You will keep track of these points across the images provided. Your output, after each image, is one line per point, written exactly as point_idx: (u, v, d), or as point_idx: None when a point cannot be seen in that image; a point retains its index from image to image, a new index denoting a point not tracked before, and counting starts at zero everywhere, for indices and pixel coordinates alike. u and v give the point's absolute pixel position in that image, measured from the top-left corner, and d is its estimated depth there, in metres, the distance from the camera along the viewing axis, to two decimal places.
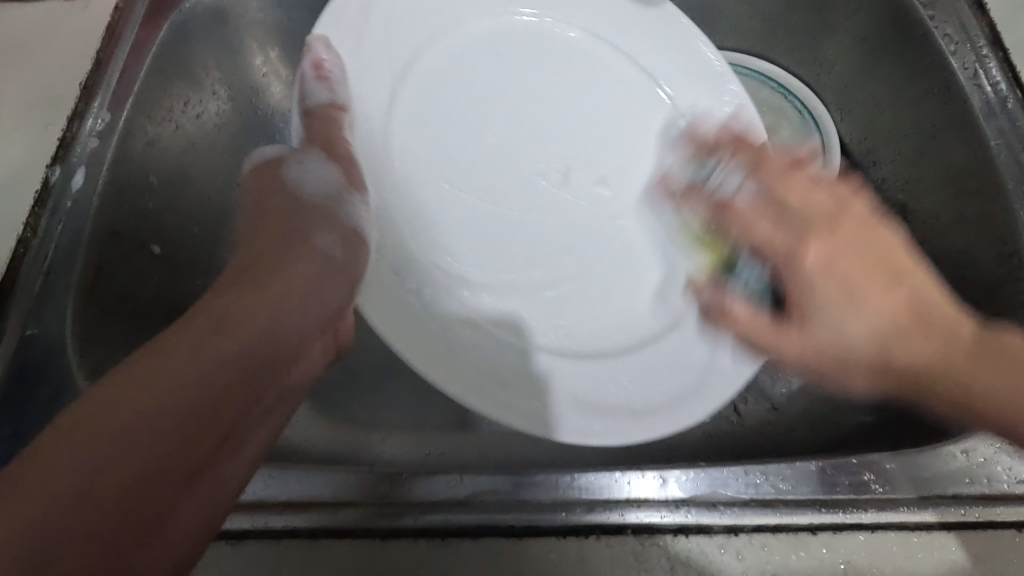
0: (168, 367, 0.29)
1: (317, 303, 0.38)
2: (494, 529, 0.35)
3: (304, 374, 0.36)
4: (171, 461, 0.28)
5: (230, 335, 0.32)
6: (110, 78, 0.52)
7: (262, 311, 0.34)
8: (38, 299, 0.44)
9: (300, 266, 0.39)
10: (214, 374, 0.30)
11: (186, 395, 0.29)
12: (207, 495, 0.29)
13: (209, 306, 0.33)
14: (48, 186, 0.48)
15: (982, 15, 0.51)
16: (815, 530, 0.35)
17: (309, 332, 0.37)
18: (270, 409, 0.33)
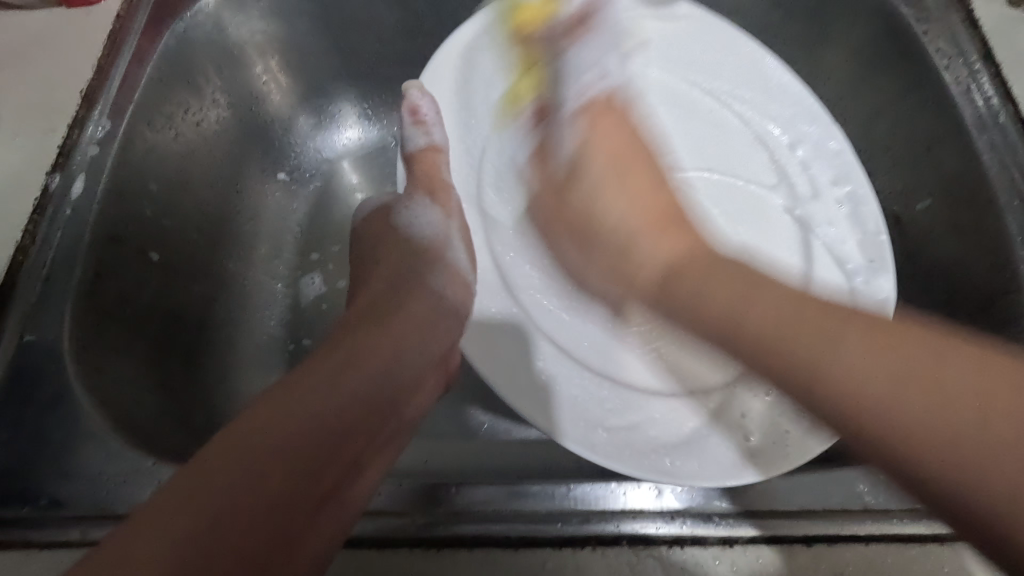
0: (291, 415, 0.33)
1: (414, 347, 0.43)
2: (490, 539, 0.35)
3: (419, 407, 0.42)
4: (291, 515, 0.30)
5: (335, 389, 0.36)
6: (110, 86, 0.52)
7: (353, 372, 0.37)
8: (37, 307, 0.44)
9: (413, 333, 0.44)
10: (315, 424, 0.33)
11: (317, 416, 0.33)
12: (332, 527, 0.32)
13: (355, 354, 0.39)
14: (47, 193, 0.48)
15: (974, 31, 0.52)
16: (811, 542, 0.35)
17: (421, 372, 0.43)
18: (383, 449, 0.37)
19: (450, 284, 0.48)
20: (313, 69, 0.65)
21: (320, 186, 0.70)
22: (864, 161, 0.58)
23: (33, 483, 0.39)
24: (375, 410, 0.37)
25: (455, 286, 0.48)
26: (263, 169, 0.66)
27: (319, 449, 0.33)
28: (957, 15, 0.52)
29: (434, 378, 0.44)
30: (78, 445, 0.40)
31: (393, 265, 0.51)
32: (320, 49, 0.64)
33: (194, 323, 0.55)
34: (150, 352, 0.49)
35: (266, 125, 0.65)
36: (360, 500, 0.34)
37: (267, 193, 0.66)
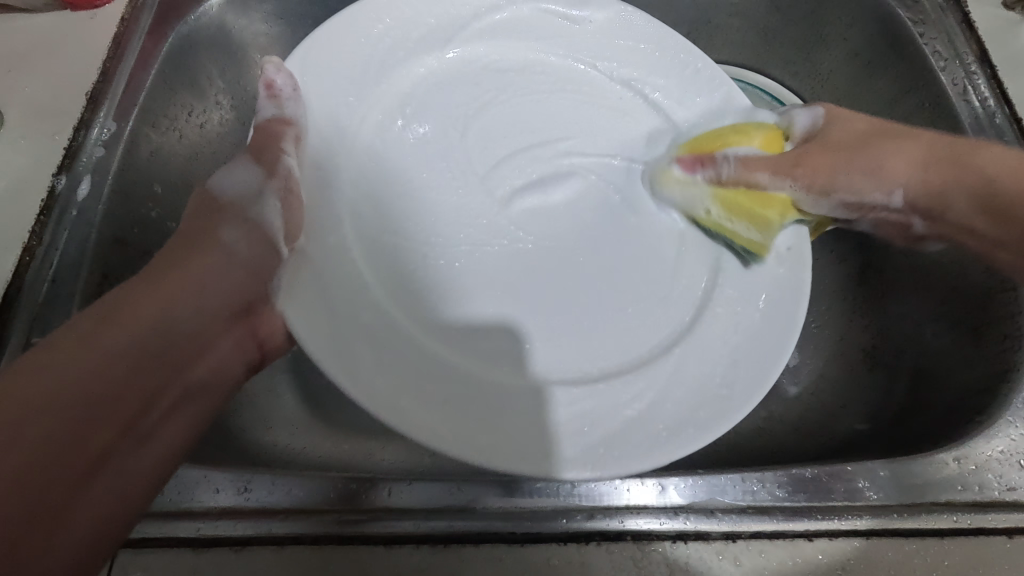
0: (56, 385, 0.31)
1: (212, 301, 0.39)
2: (494, 535, 0.36)
3: (213, 366, 0.39)
4: (57, 481, 0.30)
5: (109, 358, 0.33)
6: (116, 88, 0.53)
7: (126, 321, 0.35)
8: (44, 308, 0.44)
9: (211, 274, 0.40)
10: (86, 391, 0.32)
11: (43, 392, 0.31)
12: (125, 483, 0.33)
13: (102, 326, 0.34)
14: (53, 195, 0.48)
15: (970, 33, 0.53)
16: (812, 537, 0.35)
17: (209, 325, 0.39)
18: (172, 411, 0.35)
19: (244, 236, 0.42)
20: None
21: None
22: None
23: None
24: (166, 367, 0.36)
25: (250, 242, 0.42)
26: None
27: (98, 418, 0.32)
28: (953, 17, 0.53)
29: (240, 327, 0.41)
30: None
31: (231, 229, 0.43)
32: None
33: None
34: None
35: None
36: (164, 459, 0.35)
37: None
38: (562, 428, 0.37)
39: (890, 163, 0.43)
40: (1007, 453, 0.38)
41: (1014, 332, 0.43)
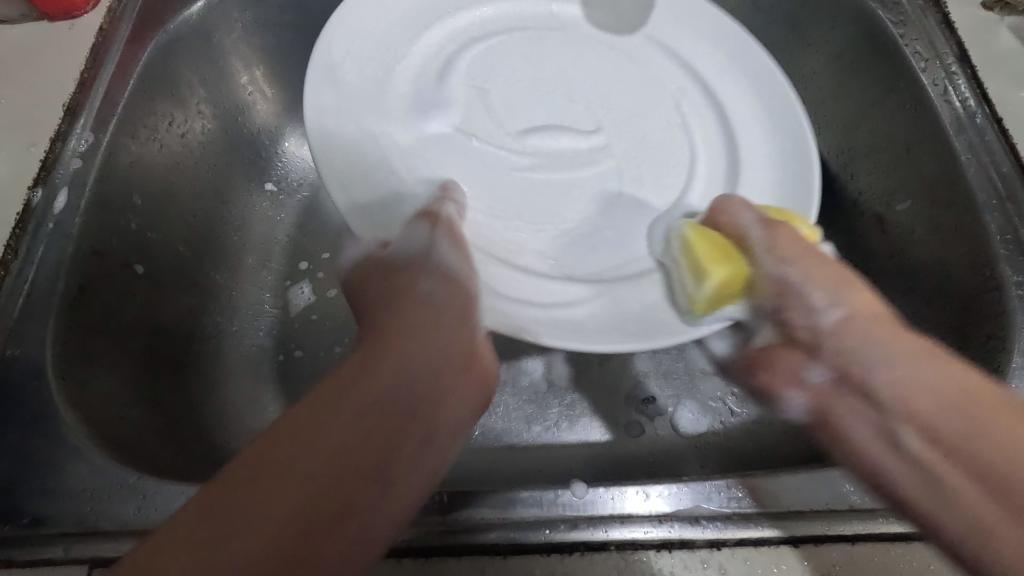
0: (344, 417, 0.29)
1: (416, 368, 0.33)
2: (477, 547, 0.35)
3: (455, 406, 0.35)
4: (337, 502, 0.27)
5: (344, 410, 0.29)
6: (93, 99, 0.52)
7: (321, 431, 0.28)
8: (20, 323, 0.43)
9: (411, 311, 0.36)
10: (320, 458, 0.27)
11: (356, 419, 0.29)
12: (393, 507, 0.29)
13: (375, 347, 0.33)
14: (30, 207, 0.48)
15: (949, 34, 0.53)
16: (797, 543, 0.35)
17: (446, 374, 0.35)
18: (395, 480, 0.30)
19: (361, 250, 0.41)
20: (296, 77, 0.67)
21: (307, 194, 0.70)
22: (846, 162, 0.59)
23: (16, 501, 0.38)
24: (405, 418, 0.31)
25: (447, 288, 0.38)
26: (251, 180, 0.67)
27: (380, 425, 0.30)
28: (933, 19, 0.53)
29: (464, 385, 0.36)
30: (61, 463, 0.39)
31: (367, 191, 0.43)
32: (304, 57, 0.65)
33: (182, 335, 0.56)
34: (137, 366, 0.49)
35: (252, 137, 0.66)
36: (406, 500, 0.30)
37: (255, 204, 0.67)
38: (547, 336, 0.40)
39: (849, 295, 0.38)
40: None
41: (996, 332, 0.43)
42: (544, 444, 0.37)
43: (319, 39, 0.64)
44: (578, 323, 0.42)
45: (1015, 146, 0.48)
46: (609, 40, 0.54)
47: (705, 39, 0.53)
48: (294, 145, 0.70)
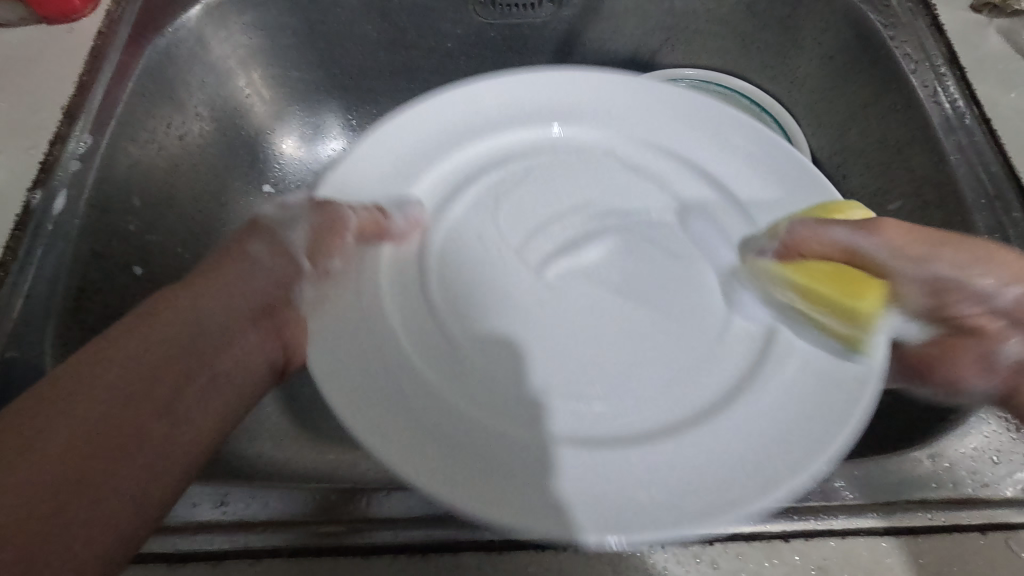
0: (135, 363, 0.32)
1: (245, 296, 0.39)
2: (473, 543, 0.36)
3: (243, 365, 0.36)
4: (81, 449, 0.29)
5: (153, 338, 0.34)
6: (92, 102, 0.52)
7: (123, 344, 0.33)
8: (19, 324, 0.44)
9: (240, 275, 0.39)
10: (107, 394, 0.31)
11: (136, 360, 0.32)
12: (158, 459, 0.31)
13: (170, 305, 0.36)
14: (29, 210, 0.48)
15: (939, 36, 0.54)
16: (789, 538, 0.35)
17: (229, 323, 0.37)
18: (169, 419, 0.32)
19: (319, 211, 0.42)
20: (294, 81, 0.67)
21: (305, 196, 0.71)
22: (838, 161, 0.60)
23: None
24: (191, 356, 0.34)
25: (322, 295, 0.40)
26: (248, 182, 0.67)
27: (159, 368, 0.33)
28: (923, 21, 0.54)
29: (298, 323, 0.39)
30: None
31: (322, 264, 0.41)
32: (302, 60, 0.65)
33: None
34: None
35: (250, 139, 0.67)
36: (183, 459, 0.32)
37: (253, 205, 0.67)
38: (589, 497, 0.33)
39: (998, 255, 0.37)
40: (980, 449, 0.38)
41: None
42: (542, 488, 0.33)
43: (315, 42, 0.64)
44: (615, 399, 0.37)
45: (1004, 148, 0.49)
46: (647, 92, 0.49)
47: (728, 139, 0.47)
48: (292, 146, 0.70)
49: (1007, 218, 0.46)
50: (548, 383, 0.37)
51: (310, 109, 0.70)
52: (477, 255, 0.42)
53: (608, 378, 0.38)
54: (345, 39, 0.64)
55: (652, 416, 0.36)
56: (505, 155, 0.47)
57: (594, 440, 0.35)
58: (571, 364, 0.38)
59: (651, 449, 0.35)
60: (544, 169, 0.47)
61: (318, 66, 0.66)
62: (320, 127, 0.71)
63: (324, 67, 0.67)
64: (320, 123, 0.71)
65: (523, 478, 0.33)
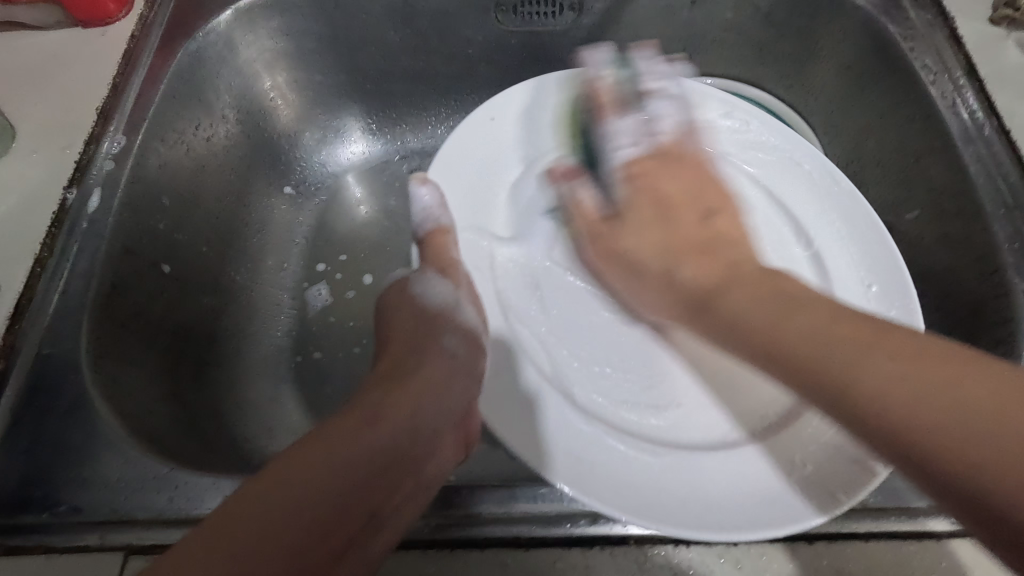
0: (347, 457, 0.32)
1: (455, 401, 0.40)
2: (501, 539, 0.36)
3: (439, 468, 0.37)
4: (365, 505, 0.32)
5: (359, 437, 0.33)
6: (125, 104, 0.54)
7: (323, 466, 0.31)
8: (55, 318, 0.45)
9: (456, 386, 0.40)
10: (358, 482, 0.32)
11: (349, 474, 0.32)
12: (376, 553, 0.32)
13: (393, 402, 0.37)
14: (64, 208, 0.49)
15: (958, 48, 0.54)
16: (812, 539, 0.36)
17: (440, 431, 0.38)
18: (417, 496, 0.35)
19: (463, 344, 0.43)
20: (318, 84, 0.68)
21: (326, 198, 0.72)
22: (855, 173, 0.61)
23: (52, 489, 0.39)
24: (406, 460, 0.35)
25: (468, 346, 0.42)
26: (270, 183, 0.68)
27: (375, 482, 0.33)
28: (941, 33, 0.55)
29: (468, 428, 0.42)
30: (93, 454, 0.40)
31: (404, 344, 0.43)
32: (327, 64, 0.67)
33: (205, 334, 0.57)
34: (162, 363, 0.50)
35: (274, 141, 0.68)
36: (401, 525, 0.34)
37: (274, 206, 0.68)
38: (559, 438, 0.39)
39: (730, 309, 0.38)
40: None
41: (1005, 338, 0.43)
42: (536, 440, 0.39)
43: (340, 48, 0.65)
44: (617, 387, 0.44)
45: (1023, 158, 0.49)
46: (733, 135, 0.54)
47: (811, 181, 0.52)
48: (315, 149, 0.72)
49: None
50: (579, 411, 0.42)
51: (332, 112, 0.71)
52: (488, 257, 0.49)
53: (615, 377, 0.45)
54: (369, 43, 0.65)
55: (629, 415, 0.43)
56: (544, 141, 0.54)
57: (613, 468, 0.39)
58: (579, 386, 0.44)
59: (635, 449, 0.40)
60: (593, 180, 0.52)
61: (343, 71, 0.68)
62: (342, 131, 0.73)
63: (348, 72, 0.68)
64: (342, 126, 0.72)
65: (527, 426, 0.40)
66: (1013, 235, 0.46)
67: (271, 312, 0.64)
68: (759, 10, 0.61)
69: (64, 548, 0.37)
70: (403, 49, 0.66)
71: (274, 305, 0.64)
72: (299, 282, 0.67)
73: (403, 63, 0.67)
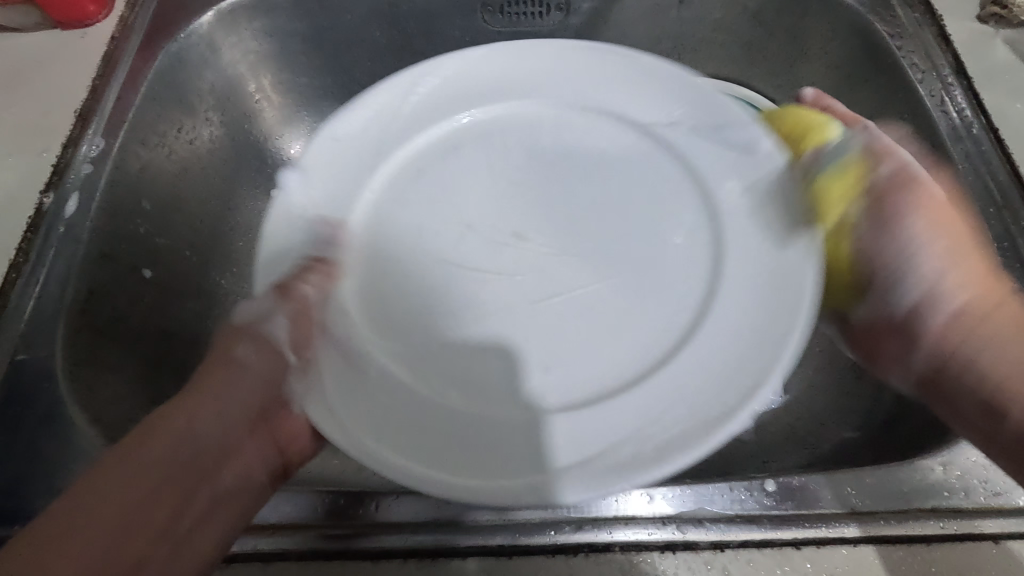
0: (148, 471, 0.34)
1: (229, 406, 0.38)
2: (482, 548, 0.35)
3: (242, 470, 0.37)
4: (161, 512, 0.33)
5: (160, 457, 0.35)
6: (104, 106, 0.53)
7: (112, 474, 0.33)
8: (30, 325, 0.44)
9: (228, 387, 0.38)
10: (138, 485, 0.33)
11: (123, 495, 0.33)
12: (204, 544, 0.34)
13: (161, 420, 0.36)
14: (41, 212, 0.49)
15: (946, 46, 0.54)
16: (799, 545, 0.35)
17: (233, 432, 0.38)
18: (229, 498, 0.36)
19: (256, 348, 0.39)
20: (303, 87, 0.67)
21: None
22: None
23: (26, 500, 0.38)
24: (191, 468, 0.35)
25: (267, 360, 0.38)
26: (256, 187, 0.67)
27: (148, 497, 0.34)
28: (929, 31, 0.55)
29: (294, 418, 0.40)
30: (66, 465, 0.39)
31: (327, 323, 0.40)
32: (313, 65, 0.66)
33: (188, 340, 0.56)
34: (142, 370, 0.49)
35: (259, 144, 0.67)
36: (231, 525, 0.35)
37: (260, 210, 0.67)
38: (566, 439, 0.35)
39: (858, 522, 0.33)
40: None
41: None
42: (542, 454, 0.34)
43: (324, 49, 0.65)
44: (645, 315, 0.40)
45: (1012, 157, 0.48)
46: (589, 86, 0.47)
47: (679, 103, 0.46)
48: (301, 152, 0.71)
49: (1015, 226, 0.45)
50: (562, 401, 0.37)
51: (318, 114, 0.70)
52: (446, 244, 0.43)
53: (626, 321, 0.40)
54: (355, 45, 0.65)
55: (641, 350, 0.39)
56: (501, 133, 0.47)
57: (596, 454, 0.34)
58: (549, 345, 0.39)
59: (633, 402, 0.36)
60: (573, 157, 0.46)
61: (329, 73, 0.67)
62: None
63: (335, 74, 0.67)
64: None
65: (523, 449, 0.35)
66: (1003, 234, 0.45)
67: None
68: (747, 9, 0.60)
69: None
70: (390, 51, 0.65)
71: None
72: None
73: (390, 64, 0.66)
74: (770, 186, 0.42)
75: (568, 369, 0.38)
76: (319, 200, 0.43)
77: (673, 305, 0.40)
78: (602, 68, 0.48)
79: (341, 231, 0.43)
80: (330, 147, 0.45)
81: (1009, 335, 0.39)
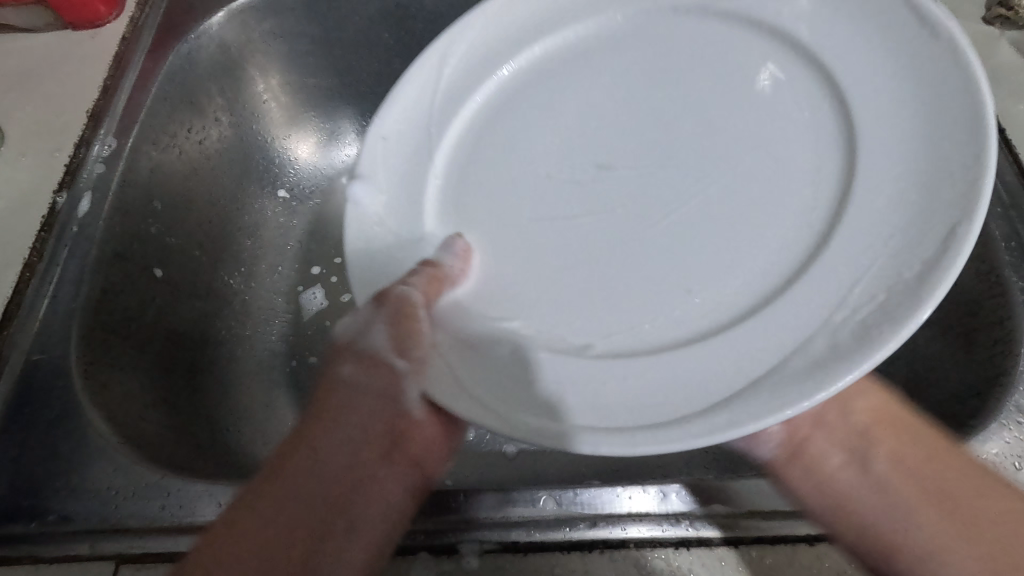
0: (309, 497, 0.32)
1: (367, 426, 0.35)
2: (498, 545, 0.36)
3: (382, 496, 0.35)
4: (304, 539, 0.31)
5: (312, 479, 0.33)
6: (115, 107, 0.54)
7: (256, 509, 0.32)
8: (45, 323, 0.44)
9: (349, 407, 0.35)
10: (288, 511, 0.32)
11: (269, 528, 0.31)
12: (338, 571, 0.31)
13: (318, 443, 0.34)
14: (54, 212, 0.49)
15: None
16: (811, 541, 0.36)
17: (364, 457, 0.35)
18: (358, 524, 0.33)
19: (367, 364, 0.36)
20: (311, 87, 0.68)
21: (319, 201, 0.71)
22: None
23: (42, 497, 0.39)
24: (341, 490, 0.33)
25: (365, 369, 0.36)
26: (263, 188, 0.68)
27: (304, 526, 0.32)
28: None
29: (422, 425, 0.38)
30: (82, 462, 0.40)
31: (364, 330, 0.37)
32: (321, 66, 0.66)
33: (198, 339, 0.56)
34: (155, 369, 0.50)
35: (267, 145, 0.68)
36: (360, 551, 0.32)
37: (267, 210, 0.68)
38: (587, 398, 0.32)
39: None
40: (1000, 455, 0.38)
41: (1003, 337, 0.43)
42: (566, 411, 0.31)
43: (332, 50, 0.65)
44: (762, 247, 0.36)
45: (1018, 157, 0.49)
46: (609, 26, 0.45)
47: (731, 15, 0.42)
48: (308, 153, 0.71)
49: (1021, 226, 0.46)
50: (675, 339, 0.34)
51: (326, 115, 0.70)
52: (547, 204, 0.41)
53: (712, 271, 0.36)
54: (363, 45, 0.65)
55: (708, 314, 0.34)
56: (530, 100, 0.45)
57: (718, 404, 0.30)
58: (658, 285, 0.36)
59: (762, 337, 0.32)
60: (609, 116, 0.43)
61: (337, 74, 0.67)
62: (336, 133, 0.72)
63: (343, 75, 0.67)
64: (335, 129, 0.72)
65: (538, 400, 0.32)
66: (1009, 234, 0.45)
67: (265, 316, 0.63)
68: None
69: (55, 557, 0.37)
70: (398, 52, 0.66)
71: (267, 309, 0.64)
72: (293, 286, 0.66)
73: (398, 64, 0.67)
74: (838, 120, 0.37)
75: (613, 335, 0.35)
76: (392, 203, 0.41)
77: (716, 297, 0.35)
78: (646, 27, 0.44)
79: (396, 245, 0.40)
80: (383, 147, 0.42)
81: (996, 516, 0.33)
